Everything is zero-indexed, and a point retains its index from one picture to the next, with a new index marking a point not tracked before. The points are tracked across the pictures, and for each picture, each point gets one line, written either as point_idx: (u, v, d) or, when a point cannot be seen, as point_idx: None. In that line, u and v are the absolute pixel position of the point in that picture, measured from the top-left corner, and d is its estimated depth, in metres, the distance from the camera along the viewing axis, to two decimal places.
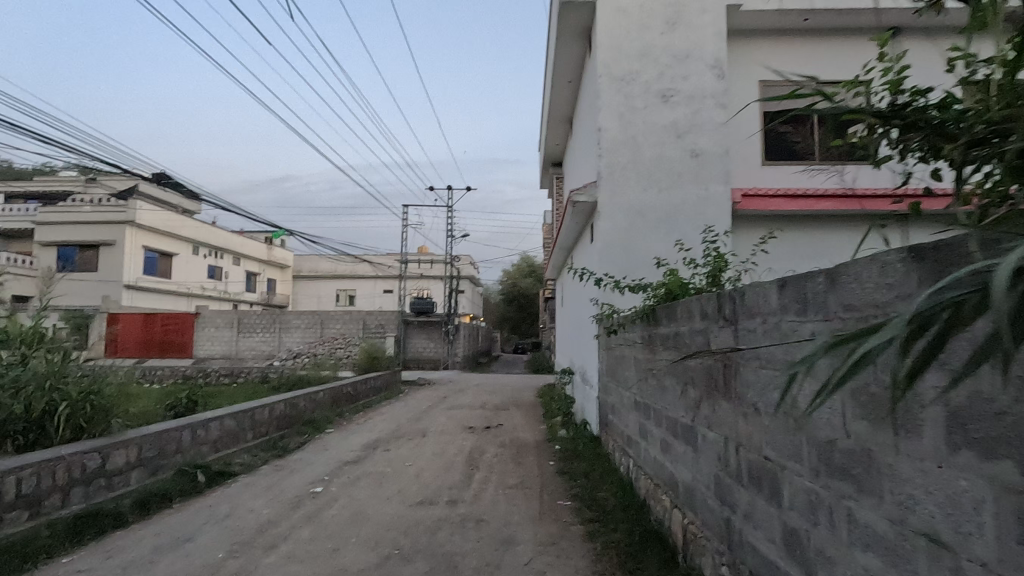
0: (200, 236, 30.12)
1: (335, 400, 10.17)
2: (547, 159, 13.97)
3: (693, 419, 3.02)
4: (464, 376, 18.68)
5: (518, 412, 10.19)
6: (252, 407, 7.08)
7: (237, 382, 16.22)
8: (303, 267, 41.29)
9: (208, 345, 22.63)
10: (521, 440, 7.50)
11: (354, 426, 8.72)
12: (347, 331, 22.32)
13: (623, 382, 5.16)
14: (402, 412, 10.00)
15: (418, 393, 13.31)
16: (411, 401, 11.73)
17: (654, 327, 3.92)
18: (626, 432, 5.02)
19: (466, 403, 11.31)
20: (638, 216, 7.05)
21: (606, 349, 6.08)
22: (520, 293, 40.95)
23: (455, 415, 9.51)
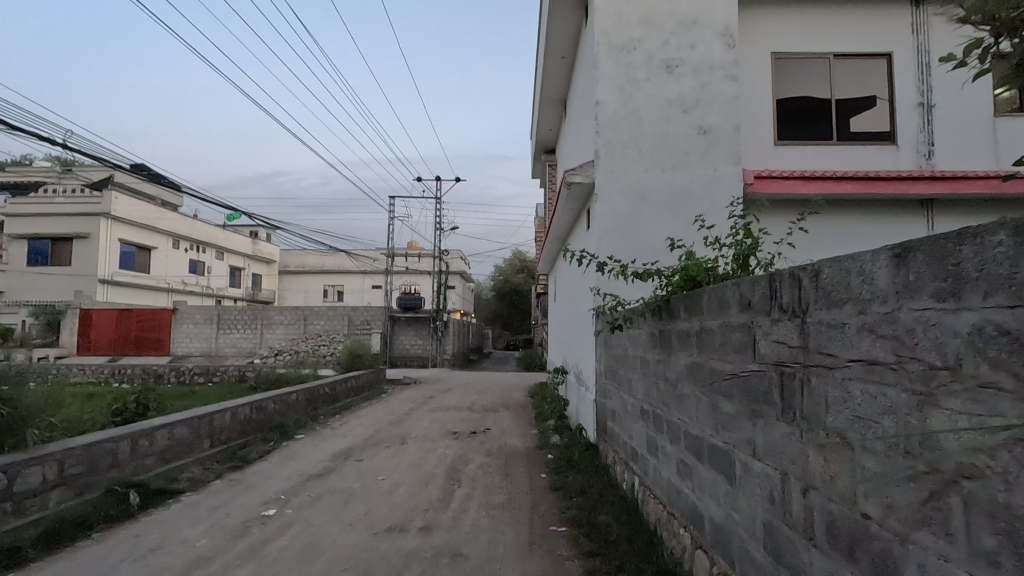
0: (180, 229, 29.12)
1: (310, 403, 9.39)
2: (539, 145, 13.23)
3: (727, 441, 2.33)
4: (453, 375, 17.91)
5: (508, 414, 9.48)
6: (208, 413, 6.31)
7: (212, 380, 15.40)
8: (289, 262, 40.28)
9: (186, 342, 21.71)
10: (509, 448, 6.79)
11: (327, 431, 7.98)
12: (332, 327, 21.48)
13: (626, 387, 4.46)
14: (382, 415, 9.26)
15: (403, 393, 12.56)
16: (394, 402, 10.98)
17: (669, 321, 3.21)
18: (630, 444, 4.32)
19: (452, 404, 10.57)
20: (640, 199, 6.36)
21: (606, 347, 5.39)
22: (512, 289, 40.18)
23: (439, 418, 8.79)
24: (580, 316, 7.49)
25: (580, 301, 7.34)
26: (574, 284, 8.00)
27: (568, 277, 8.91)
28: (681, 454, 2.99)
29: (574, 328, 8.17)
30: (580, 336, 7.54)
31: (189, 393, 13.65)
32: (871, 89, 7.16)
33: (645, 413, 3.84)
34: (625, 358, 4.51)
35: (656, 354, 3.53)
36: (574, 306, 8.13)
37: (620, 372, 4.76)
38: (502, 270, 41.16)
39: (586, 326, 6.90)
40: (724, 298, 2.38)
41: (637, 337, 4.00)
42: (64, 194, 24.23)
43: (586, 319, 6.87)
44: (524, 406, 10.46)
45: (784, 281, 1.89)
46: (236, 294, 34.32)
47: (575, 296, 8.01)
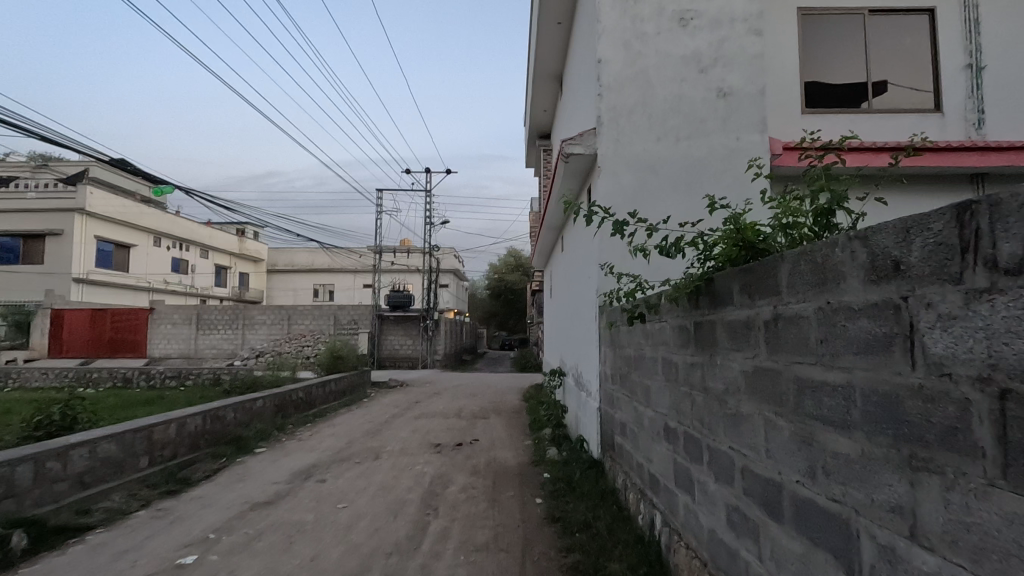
0: (162, 227, 28.04)
1: (278, 411, 8.40)
2: (533, 129, 12.30)
3: (839, 499, 1.42)
4: (443, 376, 16.95)
5: (500, 421, 8.55)
6: (144, 427, 5.34)
7: (184, 385, 14.38)
8: (278, 261, 39.18)
9: (163, 344, 20.66)
10: (498, 464, 5.86)
11: (292, 444, 7.01)
12: (317, 327, 20.47)
13: (643, 396, 3.54)
14: (359, 424, 8.29)
15: (387, 397, 11.61)
16: (375, 408, 10.03)
17: (713, 308, 2.31)
18: (648, 469, 3.40)
19: (438, 410, 9.63)
20: (649, 172, 5.46)
21: (614, 346, 4.48)
22: (506, 287, 39.22)
23: (421, 427, 7.85)
24: (580, 312, 6.60)
25: (581, 296, 6.43)
26: (574, 277, 7.12)
27: (568, 267, 7.99)
28: (736, 500, 2.06)
29: (575, 325, 7.27)
30: (580, 335, 6.65)
31: (156, 399, 12.62)
32: (911, 51, 6.27)
33: (669, 431, 2.94)
34: (641, 359, 3.60)
35: (690, 355, 2.62)
36: (574, 301, 7.24)
37: (633, 377, 3.84)
38: (496, 268, 40.21)
39: (588, 321, 5.97)
40: (829, 262, 1.47)
41: (660, 331, 3.08)
42: (36, 189, 23.15)
43: (588, 312, 5.95)
44: (518, 412, 9.51)
45: (994, 218, 0.97)
46: (221, 293, 33.21)
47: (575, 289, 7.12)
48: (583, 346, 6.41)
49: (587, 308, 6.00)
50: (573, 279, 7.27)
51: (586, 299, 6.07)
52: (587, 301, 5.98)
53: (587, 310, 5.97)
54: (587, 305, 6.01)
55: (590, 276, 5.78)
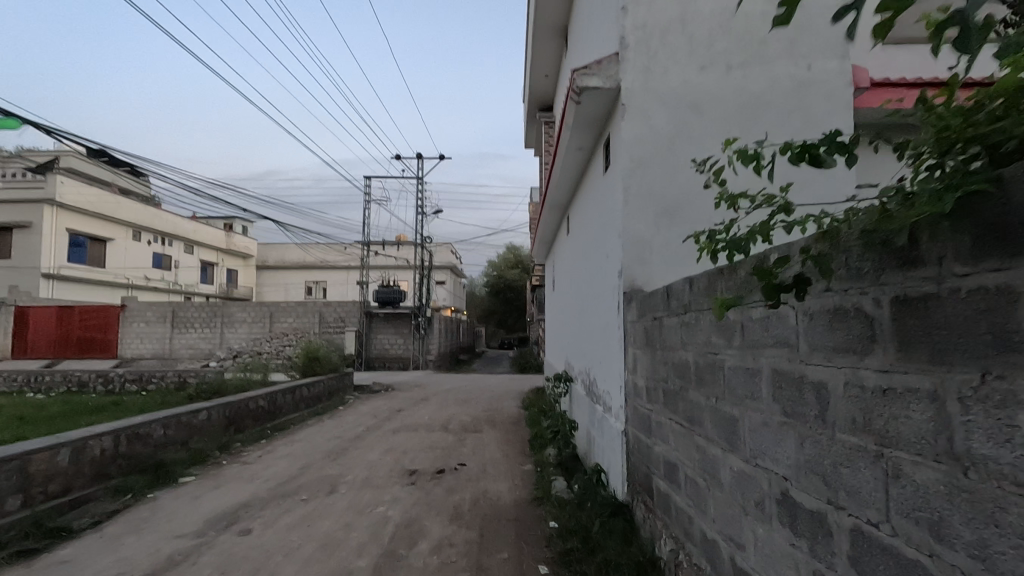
0: (141, 220, 26.59)
1: (226, 427, 6.98)
2: (532, 98, 10.86)
3: None
4: (434, 378, 15.57)
5: (493, 436, 7.16)
6: (11, 457, 3.92)
7: (146, 390, 12.95)
8: (267, 256, 37.74)
9: (136, 344, 19.24)
10: (490, 502, 4.46)
11: (233, 469, 5.59)
12: (300, 325, 19.05)
13: (718, 432, 2.14)
14: (324, 441, 6.89)
15: (366, 404, 10.21)
16: (349, 418, 8.63)
17: (1002, 258, 0.91)
18: (732, 560, 2.00)
19: (422, 421, 8.22)
20: (691, 111, 4.06)
21: (655, 349, 3.07)
22: (504, 284, 37.83)
23: (397, 445, 6.45)
24: (595, 301, 5.21)
25: (597, 278, 5.04)
26: (586, 260, 5.74)
27: (576, 249, 6.58)
28: None
29: (586, 320, 5.87)
30: (595, 334, 5.27)
31: (109, 407, 11.19)
32: None
33: (801, 516, 1.54)
34: (716, 371, 2.18)
35: (878, 371, 1.22)
36: (585, 289, 5.86)
37: (694, 398, 2.44)
38: (495, 264, 38.83)
39: (607, 314, 4.57)
40: None
41: (778, 322, 1.67)
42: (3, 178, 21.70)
43: (607, 300, 4.56)
44: (515, 423, 8.12)
45: None
46: (207, 290, 31.80)
47: (586, 275, 5.72)
48: (599, 346, 5.01)
49: (606, 295, 4.60)
50: (583, 262, 5.90)
51: (604, 286, 4.70)
52: (606, 288, 4.60)
53: (606, 298, 4.60)
54: (605, 292, 4.64)
55: (609, 254, 4.41)
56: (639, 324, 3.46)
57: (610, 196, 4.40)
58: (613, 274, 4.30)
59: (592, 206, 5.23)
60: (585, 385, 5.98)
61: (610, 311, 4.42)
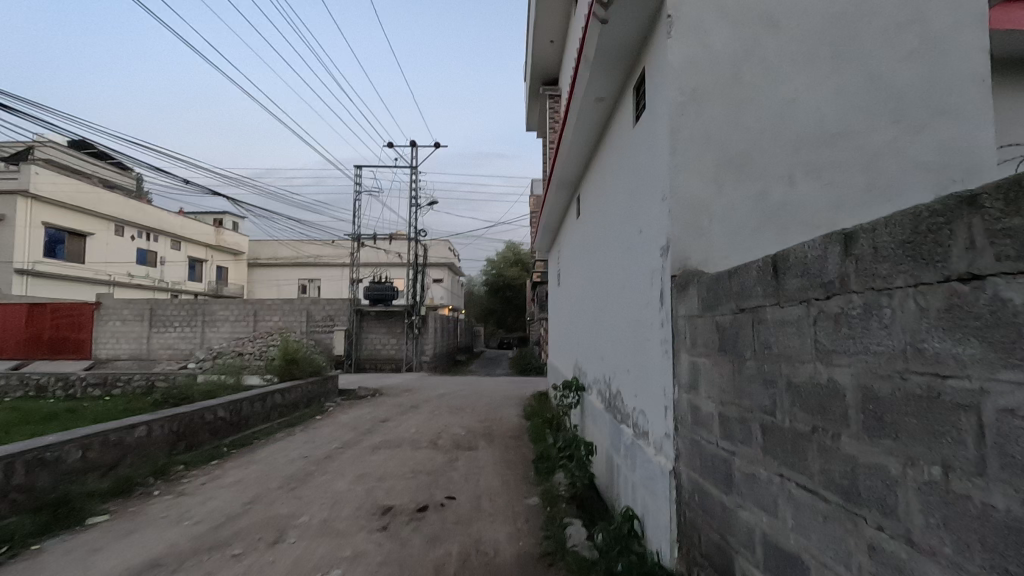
0: (125, 214, 25.45)
1: (170, 447, 5.85)
2: (535, 70, 9.73)
3: None
4: (427, 381, 14.48)
5: (490, 456, 6.04)
6: None
7: (110, 394, 11.80)
8: (259, 253, 36.58)
9: (111, 344, 18.11)
10: (484, 559, 3.34)
11: (162, 504, 4.45)
12: (286, 324, 17.91)
13: (960, 545, 1.02)
14: (287, 461, 5.77)
15: (348, 412, 9.09)
16: (325, 431, 7.50)
17: None
18: None
19: (407, 435, 7.08)
20: (764, 23, 2.94)
21: (745, 360, 1.94)
22: (503, 283, 36.80)
23: (372, 469, 5.32)
24: (619, 294, 4.09)
25: (624, 260, 3.91)
26: (605, 240, 4.62)
27: (591, 230, 5.47)
28: None
29: (604, 315, 4.75)
30: (619, 334, 4.15)
31: (62, 414, 10.06)
32: None
33: None
34: (944, 414, 1.06)
35: None
36: (603, 277, 4.74)
37: (858, 455, 1.32)
38: (494, 262, 37.77)
39: (640, 305, 3.45)
40: None
41: None
42: None
43: (641, 286, 3.43)
44: (516, 438, 7.01)
45: None
46: (194, 288, 30.67)
47: (606, 259, 4.62)
48: (625, 349, 3.90)
49: (638, 281, 3.48)
50: (601, 243, 4.77)
51: (635, 268, 3.57)
52: (639, 273, 3.48)
53: (639, 285, 3.48)
54: (637, 276, 3.52)
55: (646, 223, 3.29)
56: (706, 321, 2.34)
57: (646, 146, 3.27)
58: (652, 249, 3.18)
59: (615, 168, 4.11)
60: (603, 398, 4.87)
61: (647, 300, 3.29)
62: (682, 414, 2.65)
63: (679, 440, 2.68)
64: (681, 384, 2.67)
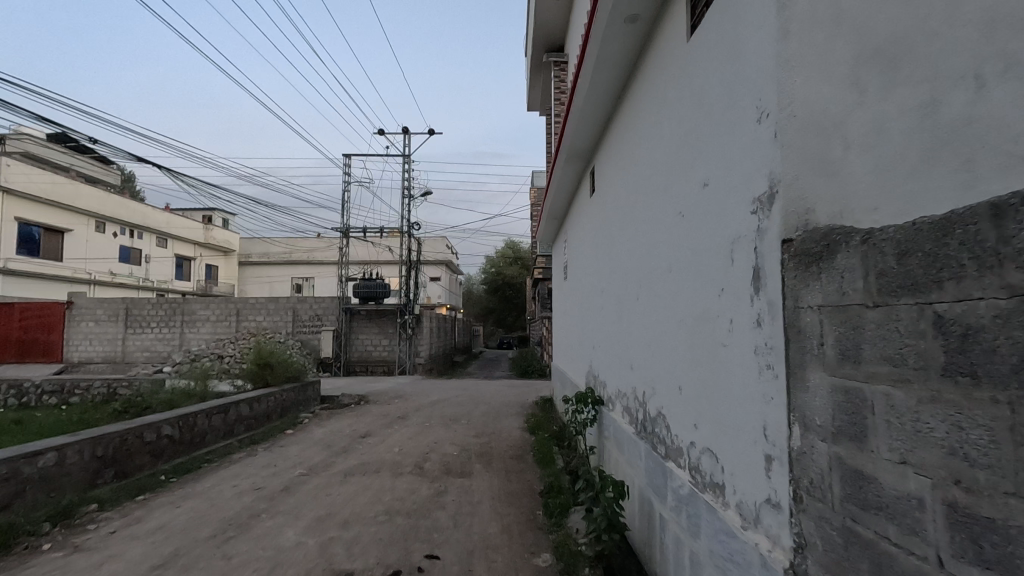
0: (106, 209, 24.30)
1: (89, 478, 4.71)
2: (537, 34, 8.54)
3: None
4: (420, 386, 13.34)
5: (487, 486, 4.91)
6: None
7: (68, 403, 10.65)
8: (250, 251, 35.41)
9: (84, 346, 16.95)
10: None
11: (45, 566, 3.30)
12: (271, 324, 16.76)
13: None
14: (232, 495, 4.62)
15: (325, 425, 7.94)
16: (292, 451, 6.36)
17: None
18: None
19: (388, 457, 5.92)
20: None
21: None
22: (503, 280, 35.67)
23: (336, 509, 4.18)
24: (664, 278, 2.97)
25: (676, 229, 2.78)
26: (639, 209, 3.48)
27: (614, 202, 4.33)
28: None
29: (638, 309, 3.61)
30: (664, 333, 3.03)
31: (5, 426, 8.90)
32: None
33: None
34: None
35: None
36: (635, 259, 3.62)
37: None
38: (494, 260, 36.63)
39: (710, 288, 2.33)
40: None
41: None
42: None
43: (711, 263, 2.31)
44: (518, 460, 5.88)
45: None
46: (181, 286, 29.50)
47: (640, 236, 3.49)
48: (677, 356, 2.78)
49: (707, 255, 2.35)
50: (634, 215, 3.64)
51: (700, 238, 2.44)
52: (707, 244, 2.36)
53: (707, 262, 2.35)
54: (704, 249, 2.39)
55: (724, 163, 2.15)
56: (898, 315, 1.22)
57: (723, 48, 2.17)
58: (736, 202, 2.06)
59: (659, 106, 3.01)
60: (634, 420, 3.76)
61: (725, 280, 2.16)
62: (814, 478, 1.52)
63: (804, 523, 1.56)
64: (812, 427, 1.54)
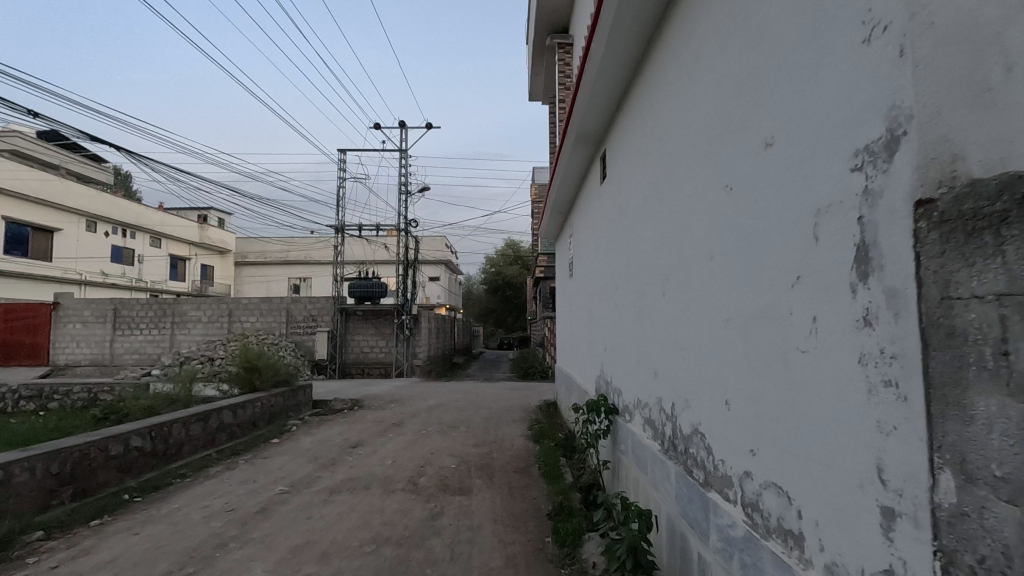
0: (97, 208, 23.76)
1: (41, 498, 4.18)
2: (540, 15, 8.01)
3: None
4: (417, 389, 12.82)
5: (488, 506, 4.39)
6: None
7: (47, 408, 10.14)
8: (246, 251, 34.89)
9: (70, 348, 16.43)
10: None
11: None
12: (263, 325, 16.23)
13: None
14: (200, 518, 4.09)
15: (314, 433, 7.42)
16: (275, 463, 5.84)
17: None
18: None
19: (379, 471, 5.38)
20: None
21: None
22: (503, 280, 35.17)
23: (316, 537, 3.66)
24: (704, 267, 2.45)
25: (721, 206, 2.27)
26: (668, 187, 2.96)
27: (634, 185, 3.80)
28: None
29: (664, 306, 3.09)
30: (703, 333, 2.51)
31: None
32: None
33: None
34: None
35: None
36: (662, 247, 3.10)
37: None
38: (493, 259, 36.13)
39: (776, 276, 1.81)
40: None
41: None
42: None
43: (779, 244, 1.80)
44: (522, 474, 5.36)
45: None
46: (175, 287, 28.97)
47: (668, 219, 2.97)
48: (722, 362, 2.27)
49: (772, 234, 1.84)
50: (660, 196, 3.12)
51: (760, 213, 1.93)
52: (771, 219, 1.84)
53: (772, 242, 1.84)
54: (766, 227, 1.88)
55: (803, 109, 1.64)
56: None
57: None
58: (821, 160, 1.56)
59: (698, 59, 2.50)
60: (658, 436, 3.25)
61: (803, 263, 1.65)
62: (987, 558, 1.02)
63: None
64: (980, 480, 1.03)
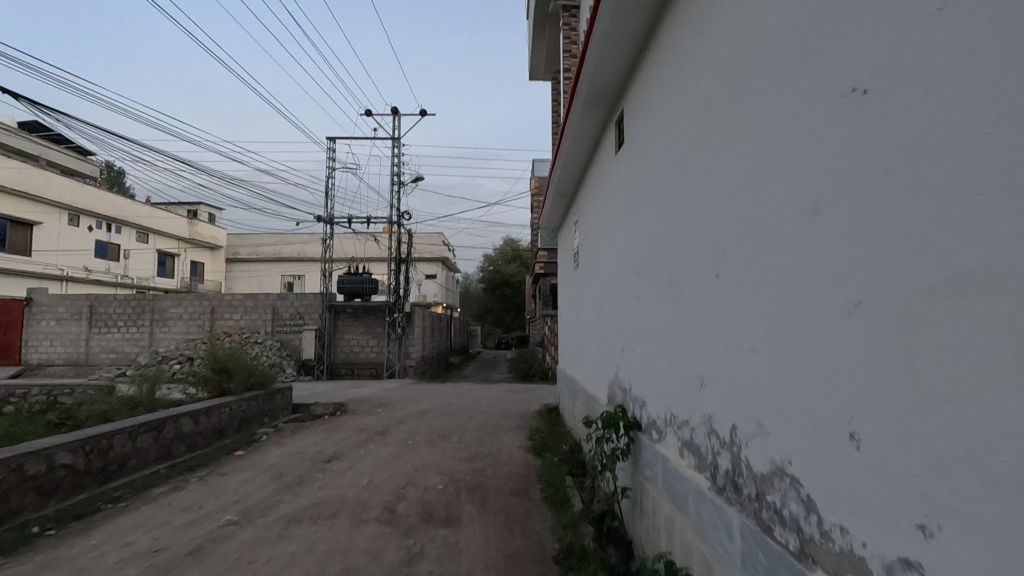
0: (79, 201, 22.86)
1: None
2: None
3: None
4: (408, 391, 11.96)
5: (479, 545, 3.53)
6: None
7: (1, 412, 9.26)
8: (238, 248, 34.01)
9: (44, 346, 15.57)
10: None
11: None
12: (247, 323, 15.36)
13: None
14: (115, 562, 3.24)
15: (285, 443, 6.56)
16: (231, 482, 4.99)
17: None
18: None
19: (351, 494, 4.52)
20: None
21: None
22: (501, 279, 34.35)
23: None
24: (802, 226, 1.62)
25: (845, 127, 1.44)
26: (732, 128, 2.14)
27: (668, 141, 2.99)
28: None
29: (720, 290, 2.27)
30: (792, 327, 1.68)
31: None
32: None
33: None
34: None
35: None
36: (719, 211, 2.27)
37: None
38: (492, 258, 35.31)
39: (1004, 218, 0.99)
40: None
41: None
42: None
43: (1017, 156, 0.98)
44: (521, 499, 4.52)
45: None
46: (163, 284, 28.06)
47: (729, 171, 2.15)
48: (843, 369, 1.44)
49: (989, 145, 1.02)
50: (715, 144, 2.30)
51: (955, 114, 1.10)
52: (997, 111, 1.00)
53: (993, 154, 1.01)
54: (975, 130, 1.05)
55: None
56: None
57: None
58: None
59: None
60: (707, 470, 2.42)
61: None
62: None
63: None
64: None
